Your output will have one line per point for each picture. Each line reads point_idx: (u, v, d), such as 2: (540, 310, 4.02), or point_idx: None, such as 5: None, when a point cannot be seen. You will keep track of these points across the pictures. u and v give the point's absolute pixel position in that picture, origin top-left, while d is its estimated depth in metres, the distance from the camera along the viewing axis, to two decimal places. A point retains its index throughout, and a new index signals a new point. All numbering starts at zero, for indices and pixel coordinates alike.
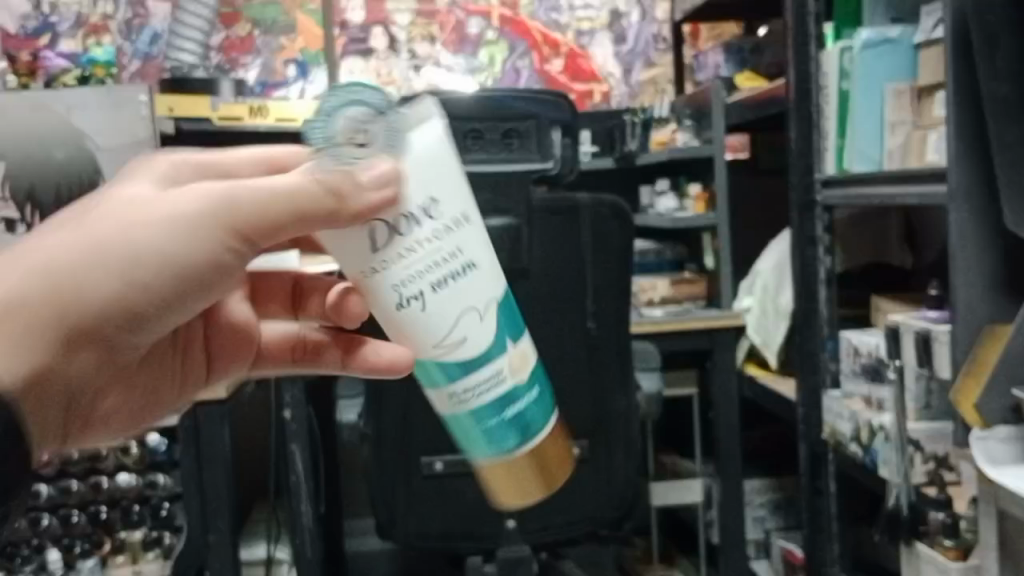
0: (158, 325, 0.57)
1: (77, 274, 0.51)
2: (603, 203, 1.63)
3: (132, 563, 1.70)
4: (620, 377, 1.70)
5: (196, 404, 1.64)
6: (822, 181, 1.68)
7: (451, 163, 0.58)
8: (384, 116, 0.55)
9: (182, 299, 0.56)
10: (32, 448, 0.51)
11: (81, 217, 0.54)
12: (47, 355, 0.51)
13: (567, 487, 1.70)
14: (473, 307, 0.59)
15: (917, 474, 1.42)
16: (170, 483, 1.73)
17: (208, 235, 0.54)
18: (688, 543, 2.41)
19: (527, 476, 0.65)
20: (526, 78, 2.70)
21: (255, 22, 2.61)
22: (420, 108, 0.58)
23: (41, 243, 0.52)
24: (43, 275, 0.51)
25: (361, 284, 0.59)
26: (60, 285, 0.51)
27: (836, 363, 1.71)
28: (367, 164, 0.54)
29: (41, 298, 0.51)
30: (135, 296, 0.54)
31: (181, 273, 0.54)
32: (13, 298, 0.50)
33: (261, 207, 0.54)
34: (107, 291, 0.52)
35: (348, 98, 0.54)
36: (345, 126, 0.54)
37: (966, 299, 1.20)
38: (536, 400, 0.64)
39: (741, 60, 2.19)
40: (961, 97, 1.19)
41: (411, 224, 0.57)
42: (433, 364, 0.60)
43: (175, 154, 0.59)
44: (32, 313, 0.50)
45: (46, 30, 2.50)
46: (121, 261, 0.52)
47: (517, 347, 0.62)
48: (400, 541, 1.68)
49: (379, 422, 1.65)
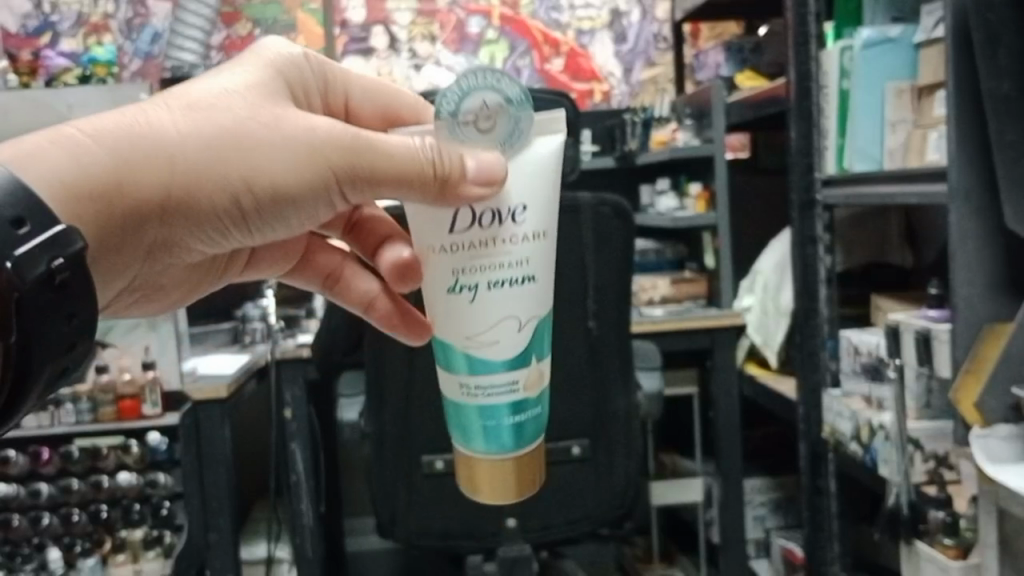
0: (222, 238, 0.62)
1: (174, 149, 0.57)
2: (605, 203, 1.61)
3: (133, 562, 1.69)
4: (621, 376, 1.71)
5: (196, 403, 1.70)
6: (822, 180, 1.68)
7: (552, 181, 0.59)
8: (511, 112, 0.56)
9: (259, 216, 0.60)
10: (70, 305, 0.55)
11: (200, 104, 0.59)
12: (119, 218, 0.57)
13: (567, 486, 1.70)
14: (516, 316, 0.58)
15: (917, 473, 1.44)
16: (172, 483, 1.71)
17: (305, 165, 0.59)
18: (688, 543, 2.41)
19: (507, 485, 0.60)
20: (527, 77, 2.70)
21: (254, 22, 2.63)
22: (547, 119, 0.59)
23: (158, 117, 0.58)
24: (146, 144, 0.56)
25: (424, 258, 0.60)
26: (156, 154, 0.56)
27: (836, 363, 1.72)
28: (479, 154, 0.55)
29: (136, 160, 0.56)
30: (216, 196, 0.58)
31: (265, 188, 0.59)
32: (113, 155, 0.55)
33: (370, 157, 0.58)
34: (196, 178, 0.57)
35: (487, 88, 0.54)
36: (473, 107, 0.55)
37: (967, 299, 1.20)
38: (541, 421, 0.61)
39: (740, 59, 2.22)
40: (962, 96, 1.19)
41: (497, 220, 0.58)
42: (460, 351, 0.59)
43: (290, 70, 0.64)
44: (124, 172, 0.56)
45: (47, 30, 2.52)
46: (216, 156, 0.57)
47: (542, 364, 0.60)
48: (401, 540, 1.68)
49: (380, 421, 1.66)
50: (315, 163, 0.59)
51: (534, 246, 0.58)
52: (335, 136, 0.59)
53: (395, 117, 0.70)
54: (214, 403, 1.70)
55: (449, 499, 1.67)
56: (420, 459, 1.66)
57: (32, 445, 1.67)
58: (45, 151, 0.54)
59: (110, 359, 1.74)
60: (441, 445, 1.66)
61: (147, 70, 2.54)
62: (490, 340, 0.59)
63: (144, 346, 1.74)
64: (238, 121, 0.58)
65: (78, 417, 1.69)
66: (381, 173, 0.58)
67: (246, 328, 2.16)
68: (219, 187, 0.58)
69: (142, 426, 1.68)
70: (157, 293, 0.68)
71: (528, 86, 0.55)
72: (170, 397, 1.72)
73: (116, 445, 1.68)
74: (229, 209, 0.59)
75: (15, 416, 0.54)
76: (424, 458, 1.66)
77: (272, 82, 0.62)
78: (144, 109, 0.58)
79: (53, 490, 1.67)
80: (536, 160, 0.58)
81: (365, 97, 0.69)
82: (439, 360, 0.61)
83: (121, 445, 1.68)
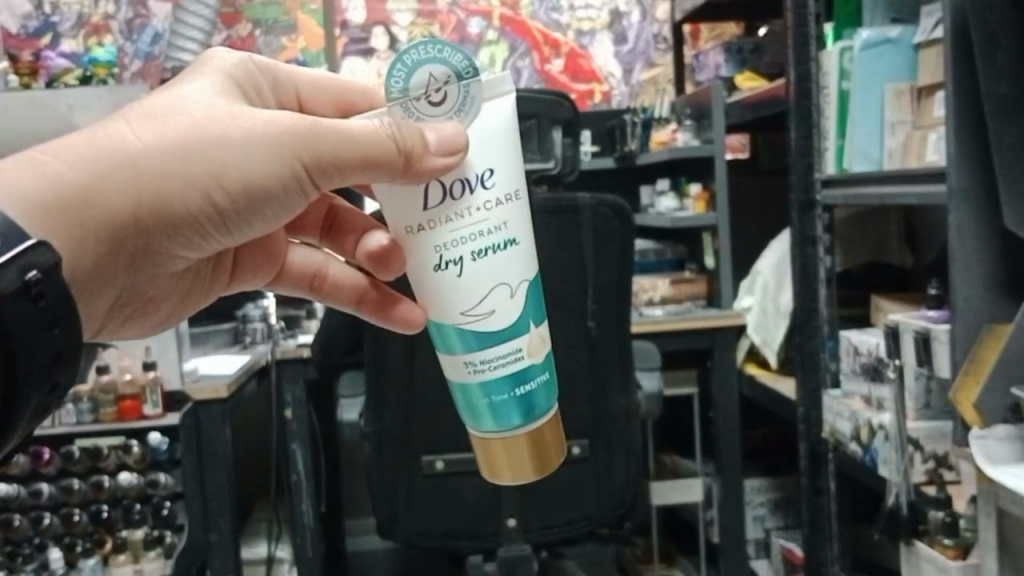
0: (201, 238, 0.63)
1: (143, 158, 0.58)
2: (604, 203, 1.62)
3: (134, 562, 1.69)
4: (620, 376, 1.71)
5: (196, 402, 1.72)
6: (821, 181, 1.68)
7: (508, 143, 0.62)
8: (460, 80, 0.59)
9: (235, 212, 0.62)
10: (59, 323, 0.56)
11: (163, 110, 0.60)
12: (97, 231, 0.57)
13: (566, 486, 1.71)
14: (505, 282, 0.62)
15: (916, 473, 1.44)
16: (173, 483, 1.71)
17: (275, 157, 0.60)
18: (688, 543, 2.41)
19: (523, 453, 0.65)
20: (527, 78, 2.70)
21: (255, 23, 2.63)
22: (494, 81, 0.62)
23: (121, 128, 0.58)
24: (114, 154, 0.57)
25: (403, 240, 0.62)
26: (127, 164, 0.57)
27: (836, 363, 1.72)
28: (435, 127, 0.58)
29: (107, 172, 0.57)
30: (191, 197, 0.60)
31: (238, 184, 0.60)
32: (83, 168, 0.56)
33: (333, 144, 0.60)
34: (168, 183, 0.59)
35: (434, 59, 0.57)
36: (422, 81, 0.58)
37: (966, 299, 1.20)
38: (546, 384, 0.65)
39: (741, 61, 2.18)
40: (961, 97, 1.19)
41: (466, 190, 0.61)
42: (460, 330, 0.63)
43: (244, 72, 0.66)
44: (95, 185, 0.56)
45: (48, 30, 2.52)
46: (188, 159, 0.59)
47: (540, 331, 0.64)
48: (401, 540, 1.69)
49: (380, 421, 1.66)
50: (282, 155, 0.60)
51: (506, 211, 0.61)
52: (297, 128, 0.60)
53: (348, 105, 0.72)
54: (214, 403, 1.72)
55: (450, 499, 1.68)
56: (421, 459, 1.67)
57: (33, 445, 1.67)
58: (13, 172, 0.55)
59: (111, 359, 1.76)
60: (442, 446, 1.66)
61: (148, 71, 2.54)
62: (486, 326, 0.62)
63: (145, 347, 1.76)
64: (200, 122, 0.59)
65: (79, 417, 1.69)
66: (346, 157, 0.60)
67: (246, 328, 2.16)
68: (190, 187, 0.59)
69: (143, 426, 1.68)
70: (143, 307, 0.69)
71: (473, 55, 0.58)
72: (171, 397, 1.73)
73: (116, 446, 1.68)
74: (204, 210, 0.61)
75: (12, 431, 0.55)
76: (424, 458, 1.66)
77: (227, 87, 0.64)
78: (107, 123, 0.59)
79: (53, 490, 1.67)
80: (489, 122, 0.62)
81: (315, 91, 0.72)
82: (440, 345, 0.65)
83: (122, 446, 1.67)
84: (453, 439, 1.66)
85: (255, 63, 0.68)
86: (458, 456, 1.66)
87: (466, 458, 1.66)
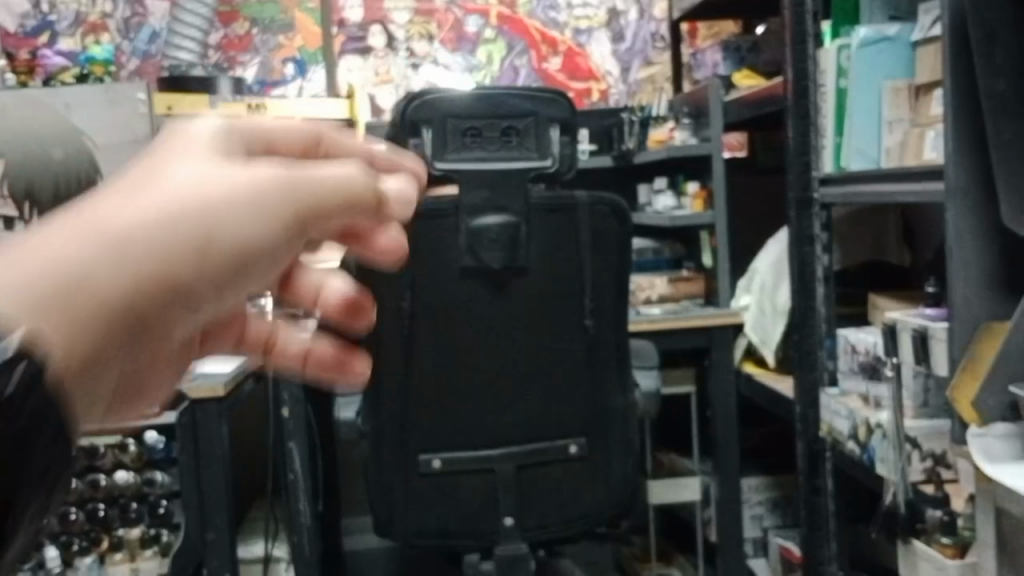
0: (196, 321, 0.37)
1: (116, 225, 0.33)
2: (602, 201, 1.61)
3: (131, 561, 1.71)
4: (617, 374, 1.70)
5: (192, 400, 1.65)
6: (819, 178, 1.67)
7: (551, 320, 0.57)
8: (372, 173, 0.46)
9: (235, 284, 0.38)
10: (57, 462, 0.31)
11: (140, 174, 0.37)
12: (80, 347, 0.32)
13: (563, 485, 1.70)
14: None
15: (914, 472, 1.43)
16: (169, 481, 1.73)
17: (280, 216, 0.39)
18: (686, 542, 2.41)
19: None
20: (525, 77, 2.71)
21: (253, 21, 2.60)
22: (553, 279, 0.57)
23: (96, 200, 0.34)
24: (73, 222, 0.33)
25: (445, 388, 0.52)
26: (97, 237, 0.33)
27: (833, 362, 1.71)
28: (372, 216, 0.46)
29: (84, 249, 0.32)
30: (193, 274, 0.36)
31: (245, 251, 0.38)
32: (42, 258, 0.31)
33: (338, 194, 0.42)
34: (158, 252, 0.34)
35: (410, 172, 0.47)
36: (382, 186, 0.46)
37: (963, 296, 1.20)
38: None
39: (739, 59, 2.19)
40: (961, 94, 1.18)
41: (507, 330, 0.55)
42: None
43: (225, 120, 0.43)
44: (50, 275, 0.31)
45: (46, 28, 2.52)
46: (193, 217, 0.36)
47: None
48: (399, 539, 1.68)
49: (377, 419, 1.65)
50: (280, 218, 0.39)
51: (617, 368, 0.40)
52: (359, 192, 0.43)
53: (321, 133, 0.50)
54: (212, 402, 1.66)
55: (446, 498, 1.67)
56: (417, 458, 1.66)
57: None
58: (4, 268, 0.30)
59: None
60: (438, 444, 1.66)
61: (146, 70, 2.55)
62: None
63: None
64: (194, 188, 0.36)
65: None
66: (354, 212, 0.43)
67: None
68: (189, 263, 0.35)
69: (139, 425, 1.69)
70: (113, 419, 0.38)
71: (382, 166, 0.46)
72: None
73: (113, 445, 1.69)
74: (221, 297, 0.38)
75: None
76: (420, 457, 1.66)
77: (215, 131, 0.41)
78: (79, 203, 0.34)
79: None
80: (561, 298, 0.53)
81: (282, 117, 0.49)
82: None
83: (119, 445, 1.68)
84: (450, 438, 1.66)
85: (231, 123, 0.43)
86: (456, 454, 1.66)
87: (462, 457, 1.66)
